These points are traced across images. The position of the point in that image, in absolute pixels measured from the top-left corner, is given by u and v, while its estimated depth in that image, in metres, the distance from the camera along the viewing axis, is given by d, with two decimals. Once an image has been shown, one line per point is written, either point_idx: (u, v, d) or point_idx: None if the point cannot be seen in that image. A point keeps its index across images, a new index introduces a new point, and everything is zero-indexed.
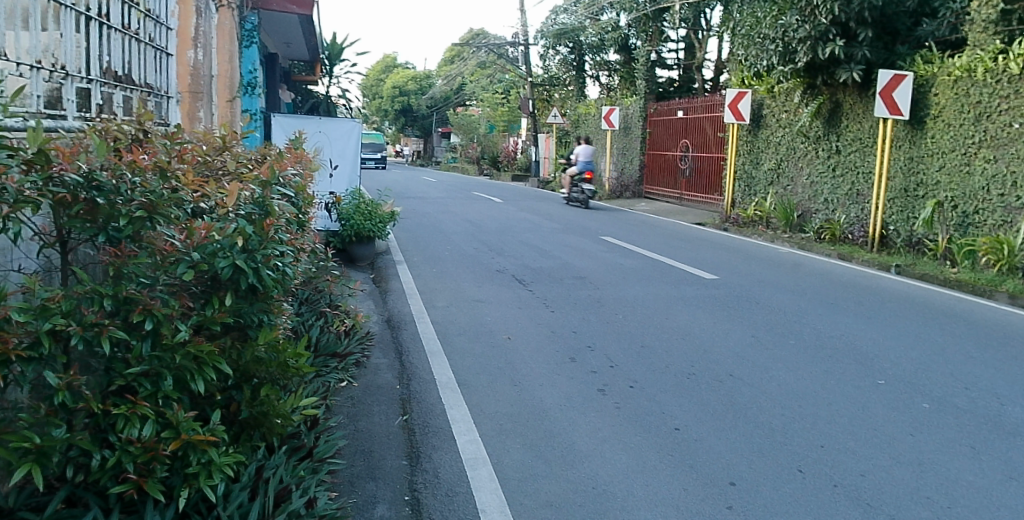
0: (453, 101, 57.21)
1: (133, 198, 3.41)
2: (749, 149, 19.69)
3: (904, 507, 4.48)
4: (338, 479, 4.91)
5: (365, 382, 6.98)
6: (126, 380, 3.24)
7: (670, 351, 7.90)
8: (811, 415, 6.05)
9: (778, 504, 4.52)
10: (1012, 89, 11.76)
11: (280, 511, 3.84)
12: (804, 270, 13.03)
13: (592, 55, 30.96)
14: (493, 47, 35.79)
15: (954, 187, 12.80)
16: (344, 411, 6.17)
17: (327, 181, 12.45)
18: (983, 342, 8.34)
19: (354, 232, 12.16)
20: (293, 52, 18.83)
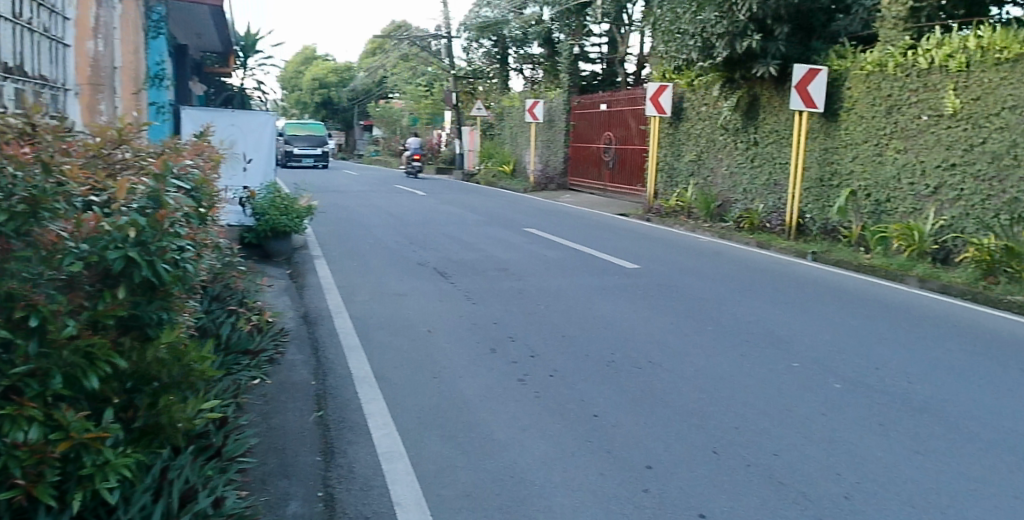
0: (377, 94, 56.06)
1: (15, 192, 2.84)
2: (670, 141, 19.75)
3: (816, 484, 4.39)
4: (248, 478, 4.47)
5: (279, 379, 6.50)
6: (11, 380, 2.70)
7: (591, 340, 7.72)
8: (730, 398, 5.95)
9: (696, 486, 4.36)
10: (921, 82, 12.07)
11: (185, 513, 3.40)
12: (725, 258, 13.14)
13: (516, 48, 30.72)
14: (416, 39, 35.18)
15: (867, 176, 13.12)
16: (256, 410, 5.70)
17: (240, 175, 11.87)
18: (893, 324, 8.47)
19: (270, 228, 11.28)
20: (205, 44, 17.83)
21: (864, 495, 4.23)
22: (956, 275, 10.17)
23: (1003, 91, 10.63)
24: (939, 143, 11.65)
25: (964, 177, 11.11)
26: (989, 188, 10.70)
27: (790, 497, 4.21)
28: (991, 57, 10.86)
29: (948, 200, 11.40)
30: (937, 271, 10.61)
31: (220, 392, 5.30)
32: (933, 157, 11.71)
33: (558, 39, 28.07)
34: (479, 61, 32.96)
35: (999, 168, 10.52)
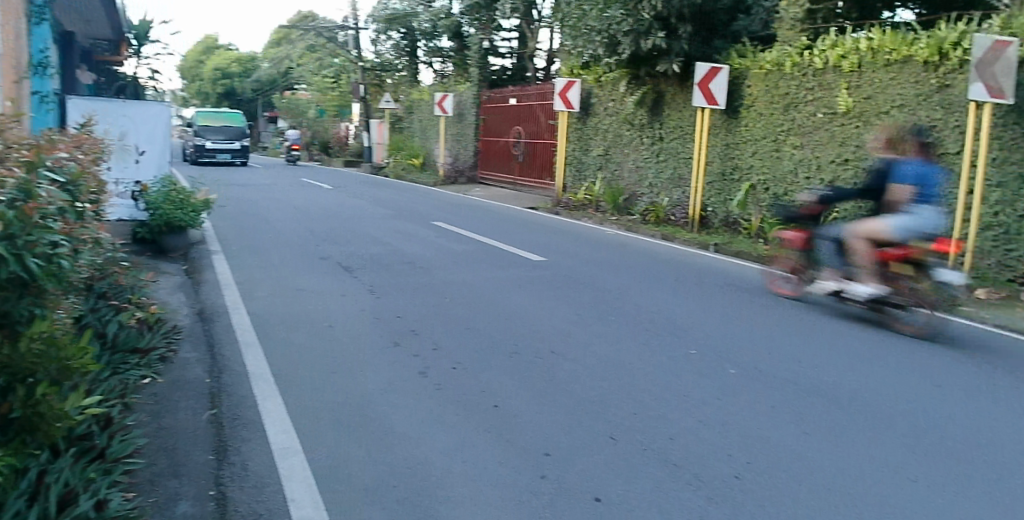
0: (282, 85, 54.13)
1: None
2: (578, 136, 19.83)
3: (708, 464, 4.39)
4: (135, 479, 4.09)
5: (172, 377, 6.04)
6: None
7: (495, 332, 7.58)
8: (631, 385, 5.93)
9: (600, 471, 4.27)
10: (816, 82, 12.51)
11: (64, 517, 3.01)
12: (630, 250, 13.29)
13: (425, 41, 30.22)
14: (323, 30, 34.20)
15: (766, 171, 13.55)
16: (145, 410, 5.26)
17: (132, 167, 10.88)
18: (788, 311, 8.71)
19: (164, 223, 10.67)
20: (94, 31, 16.49)
21: (752, 474, 4.24)
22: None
23: (892, 91, 11.09)
24: (832, 139, 12.13)
25: (856, 172, 11.59)
26: None
27: (681, 478, 4.20)
28: (881, 59, 11.28)
29: None
30: None
31: (103, 390, 4.84)
32: (828, 153, 12.18)
33: (468, 33, 27.79)
34: (388, 53, 32.32)
35: None
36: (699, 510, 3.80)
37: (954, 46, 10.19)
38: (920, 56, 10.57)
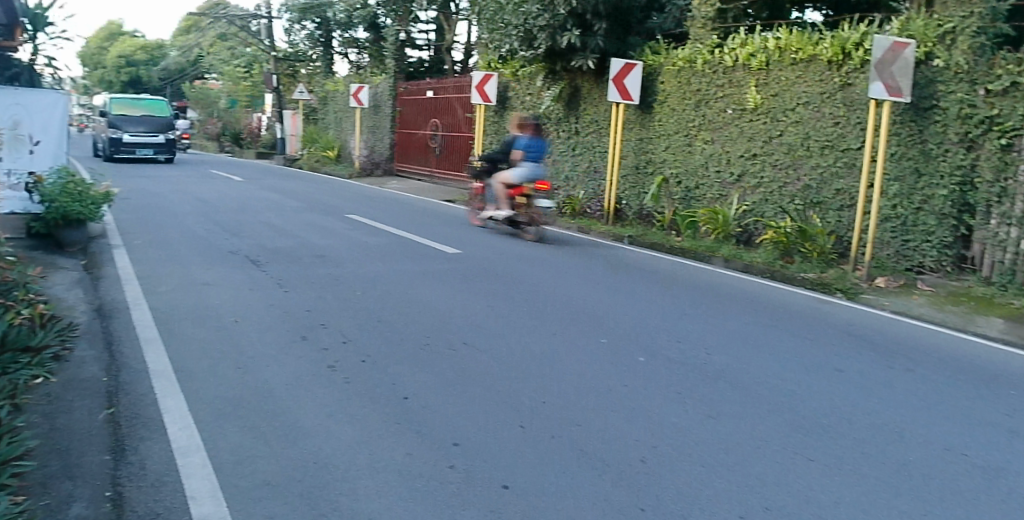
0: (189, 74, 51.68)
1: None
2: (496, 129, 19.72)
3: (615, 449, 4.38)
4: (23, 483, 3.74)
5: (67, 377, 5.60)
6: None
7: (407, 324, 7.41)
8: (542, 374, 5.88)
9: (513, 459, 4.21)
10: (726, 79, 12.83)
11: None
12: (546, 242, 13.30)
13: (341, 31, 29.18)
14: (233, 17, 32.82)
15: (678, 164, 13.81)
16: (36, 411, 4.85)
17: (26, 158, 10.05)
18: (698, 299, 8.87)
19: (60, 216, 9.86)
20: None
21: (657, 458, 4.25)
22: (756, 255, 10.88)
23: (797, 89, 11.48)
24: (741, 135, 12.48)
25: (764, 166, 11.95)
26: (786, 176, 11.58)
27: (590, 463, 4.17)
28: (788, 58, 11.66)
29: (750, 187, 12.24)
30: (740, 252, 11.28)
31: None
32: (737, 148, 12.51)
33: (384, 24, 27.21)
34: (302, 43, 31.30)
35: (795, 157, 11.43)
36: (608, 494, 3.77)
37: (855, 47, 10.67)
38: (825, 56, 11.00)
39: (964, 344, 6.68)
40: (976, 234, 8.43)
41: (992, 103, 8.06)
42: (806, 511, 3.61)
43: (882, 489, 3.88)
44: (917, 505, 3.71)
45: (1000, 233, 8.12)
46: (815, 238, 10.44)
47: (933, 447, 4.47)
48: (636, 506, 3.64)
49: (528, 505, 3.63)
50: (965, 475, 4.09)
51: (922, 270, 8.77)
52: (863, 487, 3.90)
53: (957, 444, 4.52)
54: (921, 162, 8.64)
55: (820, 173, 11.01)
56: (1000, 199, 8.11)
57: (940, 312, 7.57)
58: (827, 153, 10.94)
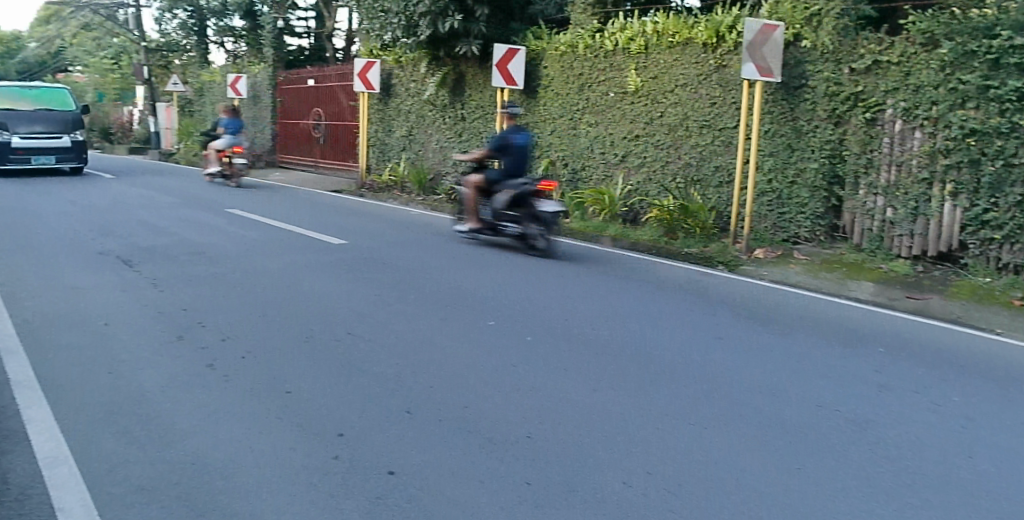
0: (48, 67, 47.53)
1: None
2: (380, 117, 19.21)
3: (502, 428, 4.29)
4: None
5: None
6: None
7: (290, 318, 7.04)
8: (429, 359, 5.71)
9: (401, 444, 4.06)
10: (607, 63, 13.00)
11: None
12: (435, 229, 13.07)
13: (215, 19, 27.17)
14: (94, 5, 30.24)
15: (564, 147, 13.91)
16: None
17: None
18: (588, 277, 8.93)
19: None
20: None
21: (544, 433, 4.20)
22: (642, 233, 11.12)
23: (676, 71, 11.79)
24: (624, 117, 12.71)
25: (646, 146, 12.22)
26: (667, 155, 11.91)
27: (478, 443, 4.07)
28: (665, 41, 11.95)
29: (634, 167, 12.50)
30: (626, 231, 11.48)
31: None
32: (620, 130, 12.73)
33: (261, 11, 25.90)
34: (173, 32, 29.18)
35: (675, 137, 11.76)
36: (495, 472, 3.68)
37: (728, 30, 11.08)
38: (700, 38, 11.35)
39: (837, 308, 7.02)
40: (846, 205, 8.88)
41: (856, 80, 8.52)
42: (689, 472, 3.66)
43: (760, 447, 3.99)
44: (792, 459, 3.84)
45: (868, 202, 8.59)
46: (697, 214, 10.75)
47: (806, 404, 4.65)
48: (523, 481, 3.57)
49: (413, 489, 3.49)
50: (837, 428, 4.27)
51: (798, 241, 9.19)
52: (742, 446, 4.00)
53: (829, 400, 4.72)
54: (793, 138, 9.09)
55: (699, 151, 11.40)
56: (866, 170, 8.59)
57: (815, 279, 7.98)
58: (706, 133, 11.32)
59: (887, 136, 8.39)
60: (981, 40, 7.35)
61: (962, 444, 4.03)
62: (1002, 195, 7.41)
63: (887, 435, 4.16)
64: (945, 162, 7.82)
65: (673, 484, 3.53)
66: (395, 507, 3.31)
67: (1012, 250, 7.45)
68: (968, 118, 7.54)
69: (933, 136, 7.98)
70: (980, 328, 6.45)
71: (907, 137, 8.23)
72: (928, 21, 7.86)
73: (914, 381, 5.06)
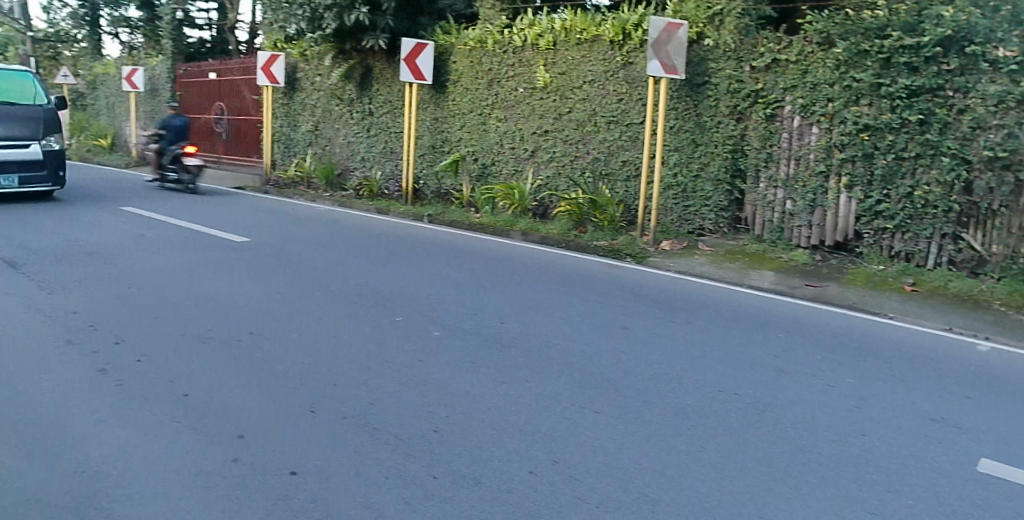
0: None
1: None
2: (285, 111, 18.55)
3: (408, 424, 4.16)
4: None
5: None
6: None
7: (188, 319, 6.66)
8: (333, 358, 5.50)
9: (304, 444, 3.88)
10: (516, 58, 12.97)
11: None
12: (341, 225, 12.69)
13: (109, 8, 25.67)
14: None
15: (474, 142, 13.81)
16: None
17: None
18: (499, 271, 8.85)
19: None
20: None
21: (451, 426, 4.11)
22: (552, 226, 11.18)
23: (584, 68, 11.89)
24: (533, 112, 12.73)
25: (555, 141, 12.29)
26: (575, 151, 12.03)
27: (383, 440, 3.93)
28: (573, 38, 12.03)
29: (544, 162, 12.55)
30: (537, 225, 11.49)
31: None
32: (530, 125, 12.75)
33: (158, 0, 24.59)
34: (62, 21, 27.35)
35: (583, 133, 11.88)
36: (401, 468, 3.56)
37: (634, 28, 11.26)
38: (607, 36, 11.50)
39: (741, 297, 7.23)
40: (748, 197, 9.20)
41: (756, 78, 8.82)
42: (595, 460, 3.66)
43: (665, 432, 4.03)
44: (695, 444, 3.89)
45: (769, 195, 8.92)
46: (605, 209, 10.88)
47: (708, 390, 4.74)
48: (428, 475, 3.48)
49: (315, 489, 3.34)
50: (737, 411, 4.37)
51: (703, 233, 9.45)
52: (648, 432, 4.04)
53: (730, 385, 4.83)
54: (697, 134, 9.34)
55: (607, 146, 11.55)
56: (767, 164, 8.92)
57: (719, 269, 8.22)
58: (613, 128, 11.49)
59: (785, 132, 8.73)
60: (873, 40, 7.71)
61: (852, 423, 4.20)
62: (893, 187, 7.90)
63: (784, 417, 4.29)
64: (839, 156, 8.22)
65: (579, 472, 3.52)
66: (295, 507, 3.15)
67: (902, 238, 7.97)
68: (861, 114, 7.94)
69: (829, 132, 8.36)
70: (873, 312, 6.79)
71: (805, 132, 8.60)
72: (824, 22, 8.15)
73: (811, 364, 5.26)
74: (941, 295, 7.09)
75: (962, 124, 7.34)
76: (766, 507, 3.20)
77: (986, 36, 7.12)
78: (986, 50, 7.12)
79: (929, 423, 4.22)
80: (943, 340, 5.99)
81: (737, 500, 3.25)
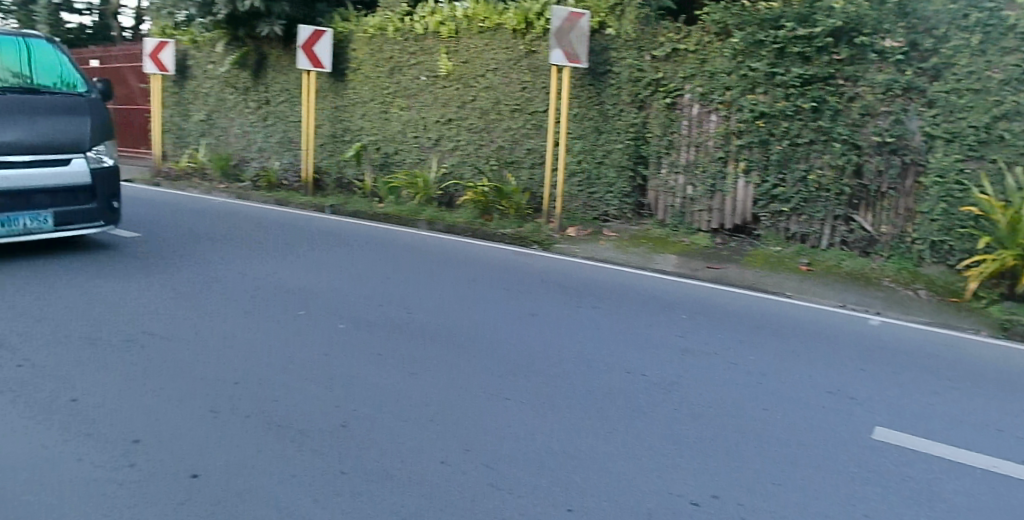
0: None
1: None
2: (174, 100, 17.59)
3: (314, 420, 4.01)
4: None
5: None
6: None
7: (72, 319, 6.19)
8: (234, 355, 5.24)
9: (205, 445, 3.67)
10: (417, 46, 12.77)
11: None
12: (238, 218, 12.15)
13: None
14: None
15: (376, 131, 13.51)
16: None
17: None
18: (406, 261, 8.70)
19: None
20: None
21: (360, 420, 3.98)
22: (458, 215, 11.06)
23: (487, 56, 11.84)
24: (436, 101, 12.57)
25: (460, 130, 12.20)
26: (480, 139, 11.98)
27: (289, 437, 3.77)
28: (475, 26, 11.94)
29: (448, 151, 12.43)
30: (442, 214, 11.36)
31: None
32: (433, 113, 12.59)
33: None
34: None
35: (488, 121, 11.85)
36: (309, 465, 3.42)
37: (537, 17, 11.29)
38: (509, 24, 11.47)
39: (646, 280, 7.38)
40: (651, 183, 9.38)
41: (657, 67, 9.03)
42: (507, 446, 3.64)
43: (577, 416, 4.05)
44: (606, 425, 3.92)
45: (671, 181, 9.13)
46: (511, 196, 10.85)
47: (617, 373, 4.79)
48: (337, 470, 3.36)
49: (219, 491, 3.15)
50: (644, 392, 4.45)
51: (608, 219, 9.56)
52: (561, 416, 4.05)
53: (639, 367, 4.91)
54: (600, 122, 9.46)
55: (512, 135, 11.56)
56: (668, 151, 9.13)
57: (624, 254, 8.36)
58: (517, 117, 11.50)
59: (685, 119, 8.98)
60: (769, 31, 8.05)
61: (754, 399, 4.35)
62: (788, 171, 8.27)
63: (690, 395, 4.40)
64: (737, 142, 8.53)
65: (492, 459, 3.49)
66: (196, 512, 2.96)
67: (797, 220, 8.35)
68: (758, 102, 8.27)
69: (727, 119, 8.64)
70: (772, 292, 7.10)
71: (704, 120, 8.87)
72: (721, 13, 8.41)
73: (716, 344, 5.41)
74: (834, 273, 7.46)
75: (853, 111, 7.80)
76: (678, 483, 3.26)
77: (874, 27, 7.57)
78: (874, 41, 7.58)
79: (825, 395, 4.43)
80: (838, 316, 6.33)
81: (650, 479, 3.30)
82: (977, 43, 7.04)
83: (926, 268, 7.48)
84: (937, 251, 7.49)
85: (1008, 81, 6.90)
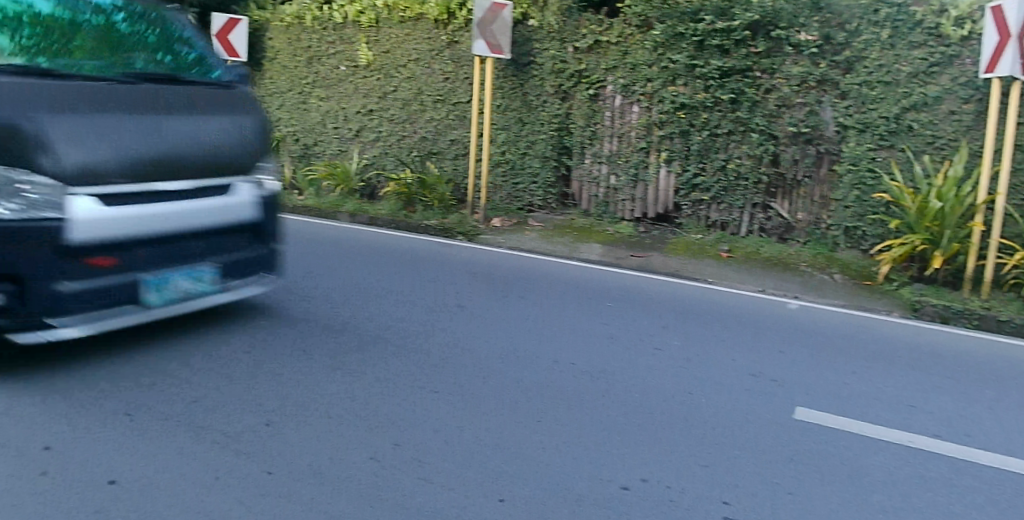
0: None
1: None
2: None
3: (235, 419, 3.86)
4: None
5: None
6: None
7: None
8: (147, 354, 4.99)
9: (119, 448, 3.48)
10: (337, 36, 12.46)
11: None
12: None
13: None
14: None
15: (294, 122, 13.14)
16: None
17: None
18: (329, 253, 8.50)
19: None
20: None
21: (285, 418, 3.86)
22: (381, 207, 10.88)
23: (408, 46, 11.66)
24: (357, 91, 12.32)
25: (381, 121, 12.01)
26: (403, 130, 11.82)
27: (209, 438, 3.61)
28: (396, 15, 11.73)
29: (370, 142, 12.21)
30: (364, 206, 11.15)
31: None
32: (354, 104, 12.33)
33: None
34: None
35: (410, 112, 11.70)
36: (230, 466, 3.29)
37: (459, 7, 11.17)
38: (431, 15, 11.32)
39: (572, 270, 7.44)
40: (574, 173, 9.45)
41: (579, 59, 9.08)
42: (437, 440, 3.59)
43: (508, 406, 4.03)
44: (536, 415, 3.92)
45: (594, 171, 9.23)
46: (435, 188, 10.75)
47: (545, 362, 4.79)
48: (263, 471, 3.24)
49: (136, 497, 2.99)
50: (571, 380, 4.46)
51: (533, 209, 9.61)
52: (492, 407, 4.03)
53: (566, 356, 4.92)
54: (524, 113, 9.47)
55: (434, 126, 11.45)
56: (591, 142, 9.22)
57: (549, 244, 8.41)
58: (440, 107, 11.40)
59: (608, 110, 9.08)
60: (688, 23, 8.20)
61: (680, 384, 4.43)
62: (708, 161, 8.47)
63: (617, 383, 4.44)
64: (659, 133, 8.68)
65: (421, 453, 3.43)
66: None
67: (717, 209, 8.58)
68: (678, 93, 8.44)
69: (648, 110, 8.79)
70: (694, 278, 7.29)
71: (626, 111, 8.99)
72: (642, 6, 8.52)
73: (641, 330, 5.50)
74: (753, 259, 7.72)
75: (770, 102, 8.04)
76: (608, 469, 3.29)
77: (790, 21, 7.80)
78: (789, 35, 7.82)
79: (747, 377, 4.56)
80: (758, 300, 6.55)
81: (582, 466, 3.31)
82: (886, 38, 7.42)
83: (841, 252, 7.86)
84: (851, 237, 7.87)
85: (917, 72, 7.33)
